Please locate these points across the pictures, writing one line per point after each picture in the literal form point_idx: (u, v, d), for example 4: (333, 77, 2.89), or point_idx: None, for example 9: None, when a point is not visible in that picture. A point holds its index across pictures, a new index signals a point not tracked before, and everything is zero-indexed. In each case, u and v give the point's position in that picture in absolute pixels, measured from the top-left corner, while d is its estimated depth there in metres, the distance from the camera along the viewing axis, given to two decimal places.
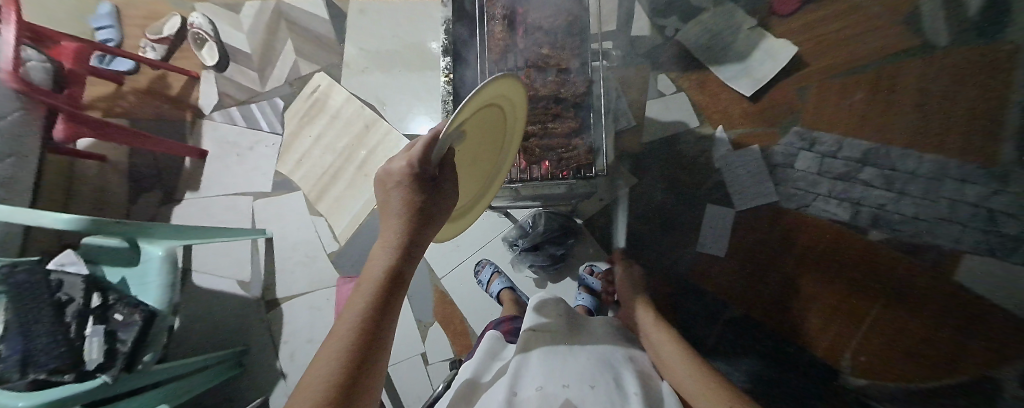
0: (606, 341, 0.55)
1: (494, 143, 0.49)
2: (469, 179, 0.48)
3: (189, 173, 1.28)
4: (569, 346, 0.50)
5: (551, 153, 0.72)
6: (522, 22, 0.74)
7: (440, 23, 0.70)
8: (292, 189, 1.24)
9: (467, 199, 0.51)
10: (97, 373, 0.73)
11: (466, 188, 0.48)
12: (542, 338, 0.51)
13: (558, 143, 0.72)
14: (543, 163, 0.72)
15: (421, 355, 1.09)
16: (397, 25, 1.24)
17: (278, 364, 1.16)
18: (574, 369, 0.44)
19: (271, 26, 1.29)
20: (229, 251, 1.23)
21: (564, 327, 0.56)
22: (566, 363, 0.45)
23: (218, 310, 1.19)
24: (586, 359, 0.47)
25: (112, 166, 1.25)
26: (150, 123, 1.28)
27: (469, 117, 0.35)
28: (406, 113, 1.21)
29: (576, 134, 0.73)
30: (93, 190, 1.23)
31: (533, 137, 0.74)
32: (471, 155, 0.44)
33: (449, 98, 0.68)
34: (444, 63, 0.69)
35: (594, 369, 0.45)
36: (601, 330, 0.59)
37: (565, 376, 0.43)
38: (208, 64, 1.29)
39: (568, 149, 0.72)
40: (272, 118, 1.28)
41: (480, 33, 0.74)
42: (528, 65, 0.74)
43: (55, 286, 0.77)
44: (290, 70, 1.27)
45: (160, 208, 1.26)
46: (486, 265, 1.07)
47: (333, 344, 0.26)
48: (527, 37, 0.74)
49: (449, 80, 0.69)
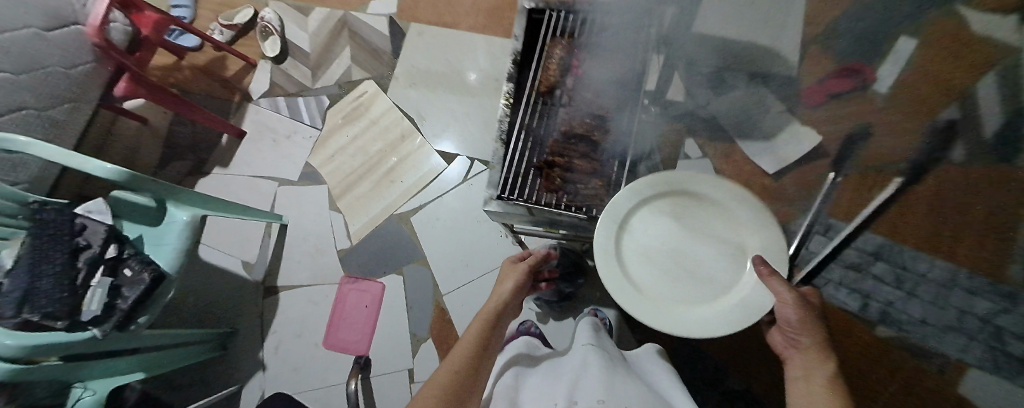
0: (657, 371, 0.62)
1: (701, 233, 0.53)
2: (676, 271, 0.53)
3: (223, 149, 1.32)
4: (623, 369, 0.58)
5: (570, 187, 0.75)
6: (578, 64, 0.79)
7: (509, 53, 0.76)
8: (317, 181, 1.27)
9: (686, 300, 0.52)
10: (89, 324, 0.72)
11: (672, 283, 0.53)
12: (596, 357, 0.59)
13: (579, 179, 0.75)
14: (561, 194, 0.75)
15: (408, 370, 1.07)
16: (450, 51, 1.32)
17: (261, 351, 1.13)
18: (633, 392, 0.51)
19: (334, 32, 1.39)
20: (240, 230, 1.23)
21: (614, 352, 0.64)
22: (623, 385, 0.52)
23: (215, 286, 1.18)
24: (641, 390, 0.53)
25: (151, 129, 1.30)
26: (199, 97, 1.36)
27: (662, 220, 0.54)
28: (441, 131, 1.26)
29: (600, 175, 0.76)
30: (127, 147, 1.27)
31: (557, 165, 0.75)
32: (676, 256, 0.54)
33: (506, 116, 0.76)
34: (506, 86, 0.77)
35: (648, 395, 0.52)
36: (649, 363, 0.65)
37: (625, 398, 0.49)
38: (268, 54, 1.37)
39: (587, 186, 0.75)
40: (314, 113, 1.34)
41: (538, 63, 0.80)
42: (574, 105, 0.78)
43: (77, 231, 0.77)
44: (342, 74, 1.35)
45: (186, 177, 1.30)
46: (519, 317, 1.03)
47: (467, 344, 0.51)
48: (579, 79, 0.79)
49: (509, 103, 0.77)
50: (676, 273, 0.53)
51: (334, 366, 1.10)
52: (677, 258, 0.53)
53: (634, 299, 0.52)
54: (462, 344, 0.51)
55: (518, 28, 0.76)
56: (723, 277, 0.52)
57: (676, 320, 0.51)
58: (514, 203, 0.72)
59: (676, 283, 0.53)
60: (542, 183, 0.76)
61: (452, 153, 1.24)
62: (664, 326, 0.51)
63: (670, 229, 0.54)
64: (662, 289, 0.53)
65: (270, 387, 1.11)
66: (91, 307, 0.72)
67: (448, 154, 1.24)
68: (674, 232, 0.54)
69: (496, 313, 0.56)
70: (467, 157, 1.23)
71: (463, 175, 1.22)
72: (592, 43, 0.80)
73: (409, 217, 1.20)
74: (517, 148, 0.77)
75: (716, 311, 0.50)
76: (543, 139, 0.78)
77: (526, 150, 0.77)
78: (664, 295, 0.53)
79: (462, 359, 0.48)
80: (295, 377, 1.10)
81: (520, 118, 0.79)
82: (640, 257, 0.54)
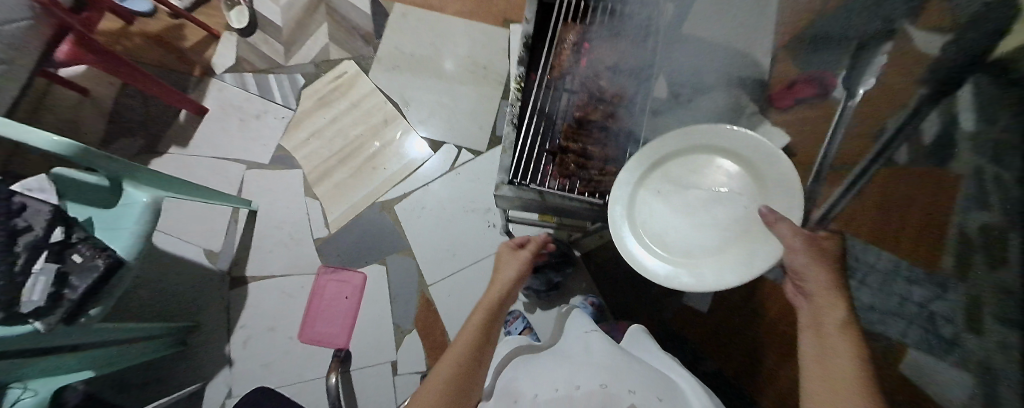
0: (654, 352, 0.65)
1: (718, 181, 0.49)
2: (692, 222, 0.50)
3: (180, 127, 1.20)
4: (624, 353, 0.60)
5: (584, 172, 0.73)
6: (590, 53, 0.78)
7: (520, 34, 0.72)
8: (291, 166, 1.19)
9: (696, 251, 0.49)
10: (29, 318, 0.64)
11: (686, 235, 0.50)
12: (597, 341, 0.62)
13: (593, 164, 0.73)
14: (574, 179, 0.73)
15: (391, 363, 1.05)
16: (435, 34, 1.27)
17: (228, 348, 1.06)
18: (637, 376, 0.54)
19: (309, 7, 1.29)
20: (202, 217, 1.13)
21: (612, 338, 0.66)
22: (625, 367, 0.55)
23: (173, 277, 1.08)
24: (636, 367, 0.57)
25: (93, 101, 1.15)
26: (151, 69, 1.22)
27: (682, 168, 0.51)
28: (427, 117, 1.22)
29: (614, 161, 0.74)
30: (63, 120, 1.12)
31: (571, 151, 0.74)
32: (696, 208, 0.50)
33: (515, 103, 0.72)
34: (516, 70, 0.73)
35: (650, 378, 0.55)
36: (644, 345, 0.68)
37: (628, 380, 0.52)
38: (234, 26, 1.25)
39: (602, 172, 0.73)
40: (287, 92, 1.24)
41: (549, 51, 0.77)
42: (585, 90, 0.77)
43: (15, 210, 0.66)
44: (319, 52, 1.26)
45: (137, 157, 1.17)
46: (518, 317, 1.04)
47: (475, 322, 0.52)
48: (591, 67, 0.78)
49: (519, 87, 0.73)
50: (692, 224, 0.50)
51: (311, 361, 1.06)
52: (694, 211, 0.50)
53: (635, 247, 0.51)
54: (472, 322, 0.53)
55: (529, 10, 0.72)
56: (748, 205, 0.47)
57: (675, 271, 0.49)
58: (528, 188, 0.68)
59: (689, 235, 0.50)
60: (555, 170, 0.75)
61: (438, 141, 1.20)
62: (661, 278, 0.49)
63: (691, 179, 0.50)
64: (694, 249, 0.49)
65: (238, 386, 1.04)
66: (32, 298, 0.64)
67: (434, 142, 1.20)
68: (697, 184, 0.50)
69: (499, 302, 0.57)
70: (454, 145, 1.20)
71: (450, 164, 1.19)
72: (603, 32, 0.79)
73: (393, 205, 1.16)
74: (529, 131, 0.75)
75: (723, 263, 0.46)
76: (554, 124, 0.77)
77: (537, 132, 0.76)
78: (673, 243, 0.50)
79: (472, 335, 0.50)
80: (268, 374, 1.04)
81: (532, 105, 0.76)
82: (654, 208, 0.52)
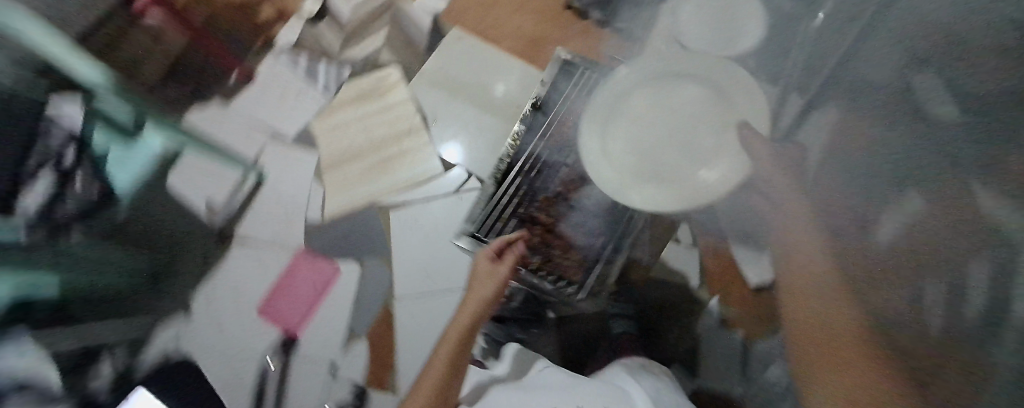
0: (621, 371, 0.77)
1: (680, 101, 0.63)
2: (659, 151, 0.63)
3: (228, 86, 1.25)
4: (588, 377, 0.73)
5: (546, 248, 0.83)
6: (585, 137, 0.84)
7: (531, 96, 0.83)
8: (310, 147, 1.23)
9: (653, 170, 0.63)
10: None
11: (649, 149, 0.64)
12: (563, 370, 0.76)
13: (557, 245, 0.83)
14: (535, 254, 0.83)
15: (332, 365, 1.03)
16: (482, 60, 1.26)
17: (193, 298, 1.08)
18: (593, 390, 0.66)
19: (377, 9, 1.35)
20: (217, 170, 1.17)
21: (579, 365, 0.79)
22: (584, 386, 0.68)
23: (171, 219, 1.11)
24: (599, 385, 0.69)
25: (161, 43, 1.22)
26: (220, 25, 1.26)
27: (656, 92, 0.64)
28: (448, 136, 1.24)
29: (580, 249, 0.83)
30: (131, 51, 1.18)
31: (540, 224, 0.84)
32: (660, 139, 0.64)
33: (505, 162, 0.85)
34: (517, 128, 0.85)
35: (605, 392, 0.66)
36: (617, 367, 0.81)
37: (583, 397, 0.63)
38: (306, 9, 1.32)
39: (564, 256, 0.83)
40: (331, 80, 1.31)
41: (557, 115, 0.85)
42: (576, 165, 0.83)
43: None
44: (372, 52, 1.32)
45: (181, 101, 1.21)
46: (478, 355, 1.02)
47: (443, 354, 0.71)
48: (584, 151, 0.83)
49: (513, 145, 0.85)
50: (662, 145, 0.64)
51: (259, 337, 1.06)
52: (665, 128, 0.65)
53: (616, 184, 0.63)
54: (438, 362, 0.70)
55: (544, 75, 0.83)
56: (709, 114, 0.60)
57: (648, 191, 0.61)
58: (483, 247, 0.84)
59: (659, 155, 0.63)
60: (524, 236, 0.84)
61: (451, 162, 1.21)
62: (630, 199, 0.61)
63: (648, 100, 0.65)
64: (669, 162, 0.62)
65: (188, 337, 1.06)
66: None
67: (447, 161, 1.21)
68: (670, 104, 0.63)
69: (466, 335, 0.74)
70: (465, 170, 1.20)
71: (457, 187, 1.18)
72: None
73: (389, 211, 1.16)
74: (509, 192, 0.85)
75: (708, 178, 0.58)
76: (538, 189, 0.85)
77: (520, 193, 0.85)
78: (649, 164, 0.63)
79: (435, 377, 0.68)
80: (218, 336, 1.06)
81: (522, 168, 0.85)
82: (630, 132, 0.65)
